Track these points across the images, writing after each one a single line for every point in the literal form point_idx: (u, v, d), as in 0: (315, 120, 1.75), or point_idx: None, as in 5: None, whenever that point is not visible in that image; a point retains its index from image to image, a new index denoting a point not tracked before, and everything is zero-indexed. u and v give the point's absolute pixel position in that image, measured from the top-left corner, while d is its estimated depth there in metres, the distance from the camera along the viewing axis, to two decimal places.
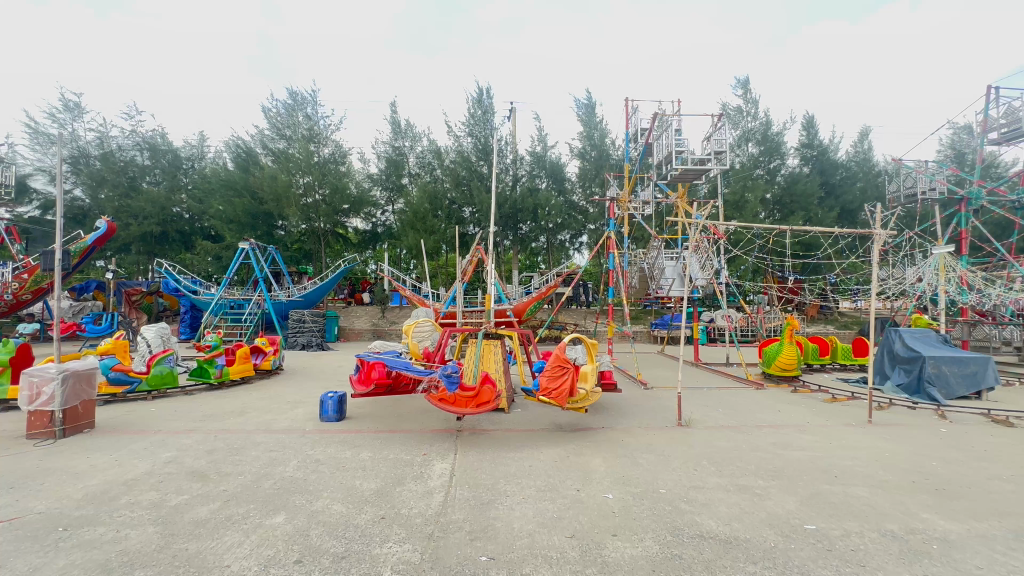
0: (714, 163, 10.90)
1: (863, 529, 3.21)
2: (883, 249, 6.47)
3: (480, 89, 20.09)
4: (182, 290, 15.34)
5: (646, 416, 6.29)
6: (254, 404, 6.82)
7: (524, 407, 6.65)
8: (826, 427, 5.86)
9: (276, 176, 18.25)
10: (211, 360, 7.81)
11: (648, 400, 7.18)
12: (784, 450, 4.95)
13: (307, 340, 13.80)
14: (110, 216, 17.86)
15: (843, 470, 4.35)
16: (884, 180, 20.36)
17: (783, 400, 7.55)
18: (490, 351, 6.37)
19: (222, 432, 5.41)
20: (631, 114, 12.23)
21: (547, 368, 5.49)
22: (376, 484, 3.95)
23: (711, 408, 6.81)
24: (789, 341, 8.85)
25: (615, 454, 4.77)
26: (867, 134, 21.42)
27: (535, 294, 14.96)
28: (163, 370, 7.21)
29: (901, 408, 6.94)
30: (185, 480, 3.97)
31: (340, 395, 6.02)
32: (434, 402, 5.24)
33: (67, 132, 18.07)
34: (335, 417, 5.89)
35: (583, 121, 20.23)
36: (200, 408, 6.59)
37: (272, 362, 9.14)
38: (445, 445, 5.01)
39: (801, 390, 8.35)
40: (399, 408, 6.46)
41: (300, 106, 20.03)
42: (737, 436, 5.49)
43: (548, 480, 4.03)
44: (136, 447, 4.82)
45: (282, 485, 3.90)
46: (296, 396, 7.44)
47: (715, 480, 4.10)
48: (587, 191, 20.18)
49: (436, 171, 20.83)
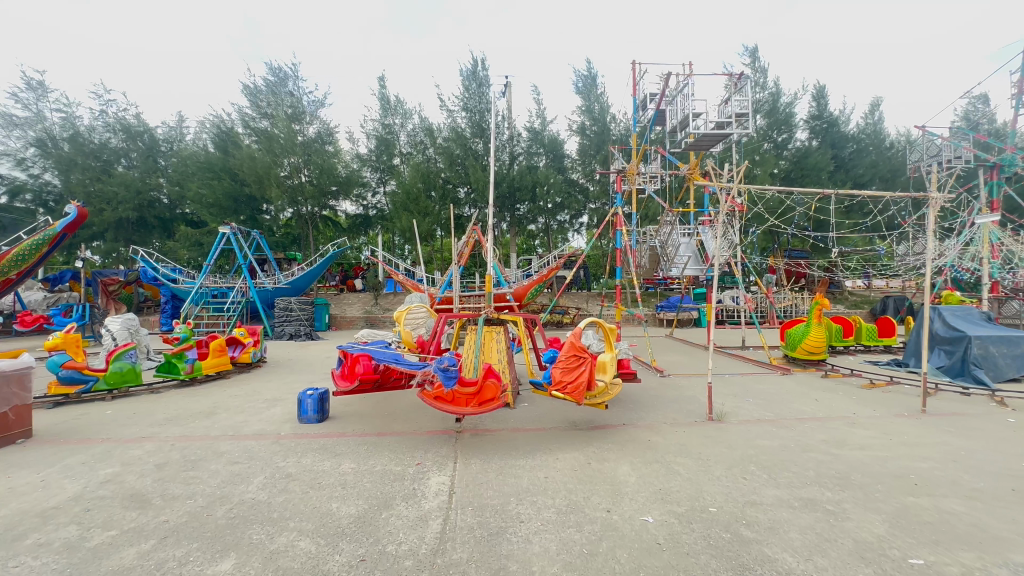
0: (736, 127, 9.73)
1: (987, 564, 2.47)
2: (941, 215, 5.63)
3: (474, 61, 18.94)
4: (161, 280, 14.45)
5: (670, 410, 5.56)
6: (227, 403, 6.05)
7: (530, 401, 5.90)
8: (878, 420, 5.13)
9: (257, 155, 17.13)
10: (180, 355, 7.01)
11: (669, 391, 6.43)
12: (840, 450, 4.22)
13: (295, 330, 12.98)
14: (83, 201, 16.78)
15: (924, 476, 3.62)
16: (897, 152, 19.51)
17: (816, 388, 6.84)
18: (492, 339, 5.72)
19: (182, 439, 4.62)
20: (638, 78, 11.17)
21: (559, 358, 4.69)
22: (357, 508, 3.18)
23: (741, 398, 6.08)
24: (818, 323, 8.11)
25: (645, 460, 4.02)
26: (879, 105, 20.46)
27: (536, 277, 14.17)
28: (123, 366, 6.43)
29: (951, 394, 6.21)
30: (118, 508, 3.18)
31: (321, 393, 5.24)
32: (429, 400, 4.41)
33: (32, 113, 16.91)
34: (316, 418, 5.13)
35: (582, 94, 19.23)
36: (163, 408, 5.80)
37: (252, 355, 8.35)
38: (442, 451, 4.25)
39: (832, 375, 7.65)
40: (391, 405, 5.67)
41: (283, 82, 18.84)
42: (780, 432, 4.76)
43: (569, 498, 3.28)
44: (74, 461, 4.03)
45: (240, 513, 3.12)
46: (276, 392, 6.69)
47: (773, 493, 3.36)
48: (588, 168, 19.22)
49: (428, 150, 19.81)
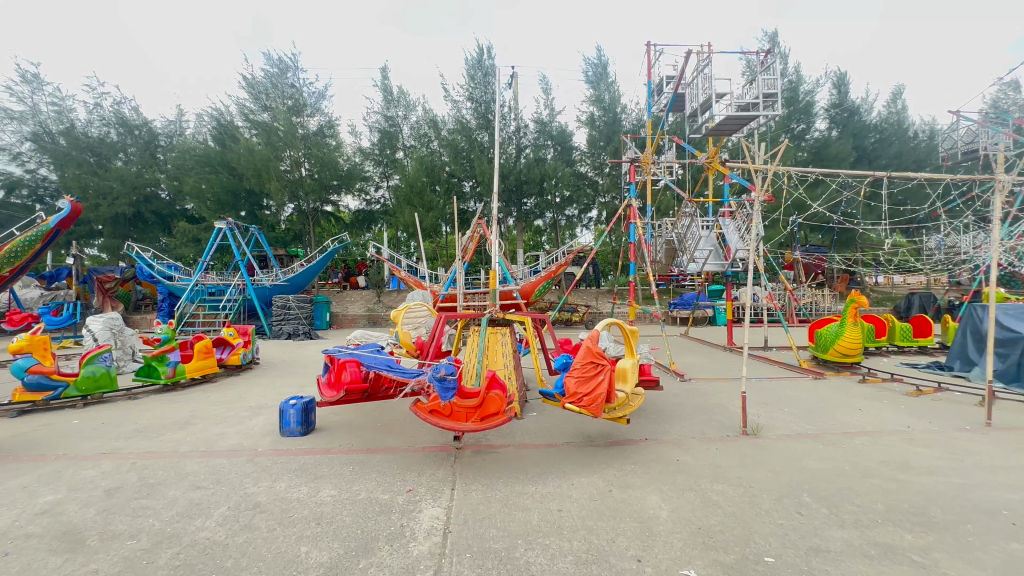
0: (763, 110, 8.89)
1: None
2: (1008, 201, 4.94)
3: (480, 50, 18.31)
4: (157, 277, 14.01)
5: (697, 422, 4.94)
6: (206, 411, 5.52)
7: (540, 410, 5.30)
8: (939, 435, 4.48)
9: (255, 148, 16.63)
10: (160, 357, 6.50)
11: (693, 401, 5.81)
12: (906, 476, 3.58)
13: (293, 329, 12.51)
14: (76, 195, 16.33)
15: (1022, 514, 2.97)
16: (921, 142, 18.60)
17: (855, 395, 6.19)
18: (497, 342, 5.12)
19: (146, 457, 4.08)
20: (652, 61, 10.46)
21: (574, 366, 4.07)
22: (331, 553, 2.60)
23: (775, 408, 5.44)
24: (854, 323, 7.35)
25: (676, 486, 3.41)
26: (902, 93, 19.54)
27: (544, 273, 13.58)
28: (96, 370, 5.90)
29: (1013, 403, 5.52)
30: (43, 552, 2.63)
31: (306, 403, 4.68)
32: (423, 415, 3.80)
33: (27, 107, 16.54)
34: (299, 431, 4.58)
35: (591, 83, 18.59)
36: (135, 418, 5.26)
37: (242, 356, 7.84)
38: (439, 474, 3.67)
39: (870, 380, 6.98)
40: (384, 416, 5.10)
41: (283, 73, 18.23)
42: (828, 451, 4.13)
43: (589, 542, 2.67)
44: (14, 485, 3.49)
45: (188, 560, 2.56)
46: (263, 398, 6.16)
47: (839, 535, 2.74)
48: (596, 160, 18.52)
49: (432, 143, 19.27)
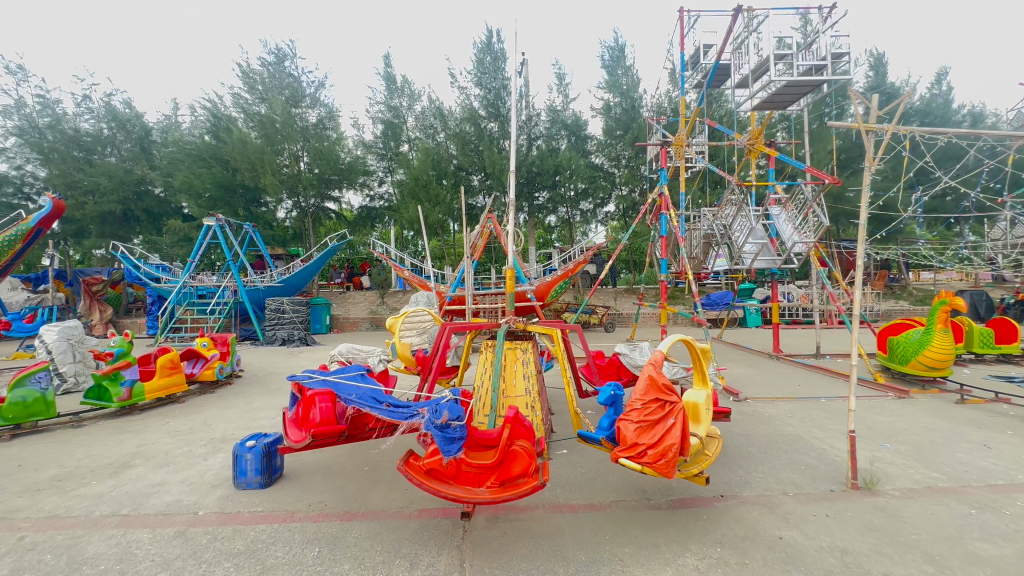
0: (831, 73, 7.55)
1: None
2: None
3: (489, 33, 17.17)
4: (144, 279, 13.03)
5: (782, 468, 3.74)
6: (154, 447, 4.44)
7: (572, 451, 4.13)
8: None
9: (250, 140, 15.63)
10: (113, 377, 5.39)
11: (764, 432, 4.60)
12: None
13: (288, 334, 11.45)
14: (61, 193, 15.42)
15: None
16: (966, 127, 17.12)
17: (965, 421, 4.93)
18: (515, 360, 3.98)
19: (45, 526, 3.00)
20: (686, 30, 9.21)
21: (630, 407, 2.87)
22: None
23: (877, 446, 4.20)
24: (942, 329, 6.10)
25: None
26: (947, 74, 17.97)
27: (561, 272, 12.35)
28: (28, 395, 4.81)
29: None
30: None
31: (269, 445, 3.56)
32: (419, 479, 2.60)
33: (12, 100, 15.71)
34: (259, 482, 3.46)
35: (608, 67, 17.42)
36: (63, 457, 4.19)
37: (218, 371, 6.76)
38: (441, 565, 2.51)
39: (970, 399, 5.70)
40: (373, 460, 3.96)
41: (281, 62, 17.31)
42: (990, 519, 2.93)
43: None
44: None
45: None
46: (231, 426, 5.08)
47: None
48: (613, 150, 17.24)
49: (439, 135, 18.10)
